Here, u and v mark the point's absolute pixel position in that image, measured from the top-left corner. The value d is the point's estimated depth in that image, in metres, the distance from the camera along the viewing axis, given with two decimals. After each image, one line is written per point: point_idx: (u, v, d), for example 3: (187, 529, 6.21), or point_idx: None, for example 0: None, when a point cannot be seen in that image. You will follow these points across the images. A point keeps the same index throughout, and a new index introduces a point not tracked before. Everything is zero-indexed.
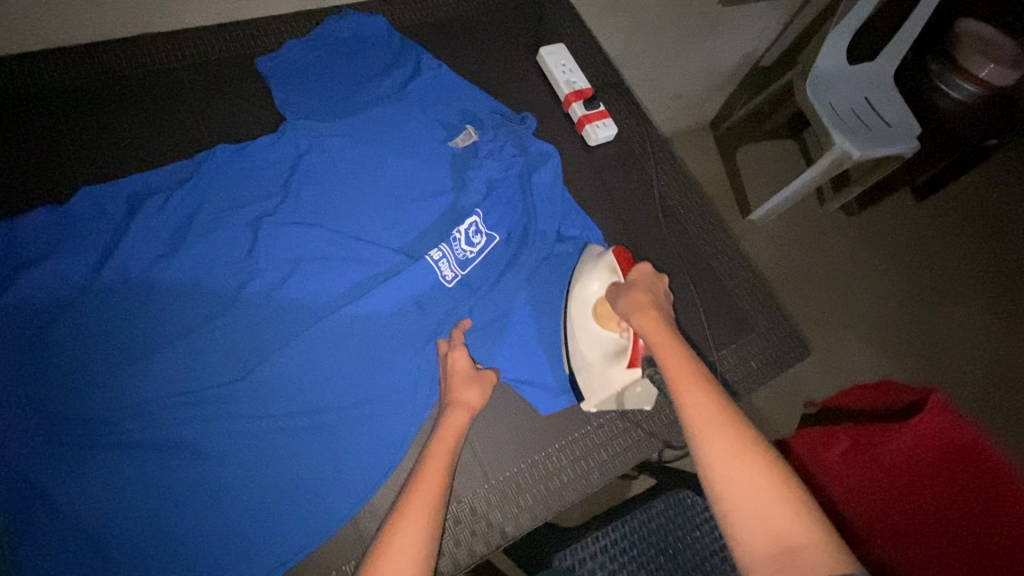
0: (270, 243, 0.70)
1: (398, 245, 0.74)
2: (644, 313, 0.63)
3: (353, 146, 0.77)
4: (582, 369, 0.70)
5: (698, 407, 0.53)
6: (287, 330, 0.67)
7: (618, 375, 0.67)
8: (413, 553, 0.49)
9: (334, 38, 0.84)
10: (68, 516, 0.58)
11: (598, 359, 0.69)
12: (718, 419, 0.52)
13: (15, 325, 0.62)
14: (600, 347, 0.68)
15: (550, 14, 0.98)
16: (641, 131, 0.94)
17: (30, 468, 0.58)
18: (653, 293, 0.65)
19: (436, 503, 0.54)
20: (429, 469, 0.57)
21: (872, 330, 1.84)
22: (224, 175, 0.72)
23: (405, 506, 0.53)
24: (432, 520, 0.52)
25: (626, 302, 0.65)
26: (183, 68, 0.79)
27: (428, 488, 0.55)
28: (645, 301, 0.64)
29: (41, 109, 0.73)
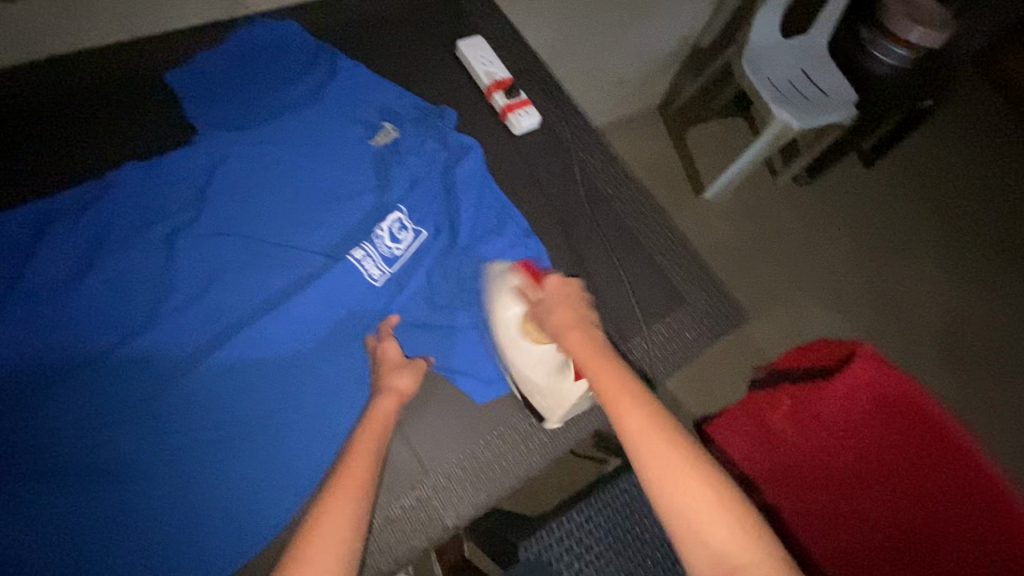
0: (187, 257, 0.70)
1: (320, 248, 0.75)
2: (567, 330, 0.65)
3: (270, 154, 0.77)
4: (535, 393, 0.70)
5: (617, 399, 0.58)
6: (212, 342, 0.68)
7: (568, 390, 0.69)
8: (337, 539, 0.52)
9: (248, 44, 0.83)
10: None
11: (544, 378, 0.69)
12: (635, 405, 0.57)
13: None
14: (543, 369, 0.69)
15: (468, 7, 0.98)
16: (566, 116, 0.95)
17: None
18: (568, 301, 0.68)
19: (361, 491, 0.57)
20: (355, 462, 0.59)
21: (829, 296, 1.88)
22: (134, 192, 0.71)
23: (328, 499, 0.55)
24: (355, 507, 0.55)
25: (550, 323, 0.66)
26: (90, 92, 0.76)
27: (353, 479, 0.57)
28: (565, 316, 0.66)
29: None
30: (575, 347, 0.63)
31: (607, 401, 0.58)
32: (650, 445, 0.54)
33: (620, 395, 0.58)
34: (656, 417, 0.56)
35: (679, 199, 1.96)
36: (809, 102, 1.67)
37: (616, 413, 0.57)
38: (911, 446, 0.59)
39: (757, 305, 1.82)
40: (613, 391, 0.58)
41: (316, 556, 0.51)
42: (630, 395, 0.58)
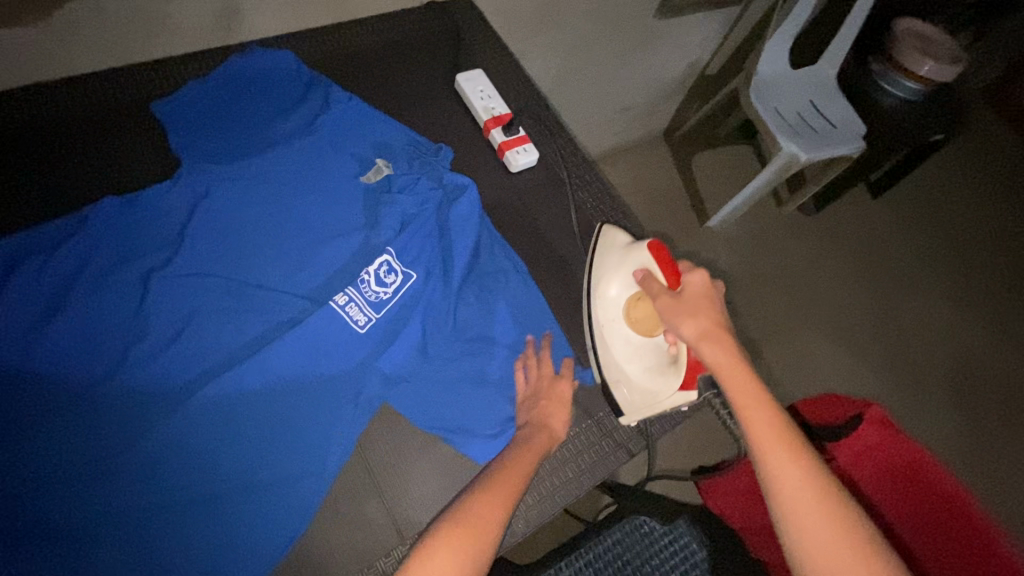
0: (163, 299, 0.67)
1: (304, 289, 0.73)
2: (703, 341, 0.64)
3: (256, 190, 0.75)
4: (621, 383, 0.74)
5: (770, 443, 0.59)
6: (184, 392, 0.65)
7: (665, 394, 0.71)
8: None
9: (240, 74, 0.81)
10: None
11: (637, 373, 0.73)
12: (790, 454, 0.58)
13: None
14: (641, 360, 0.73)
15: (468, 39, 0.96)
16: (565, 154, 0.92)
17: None
18: (710, 307, 0.67)
19: (481, 536, 0.59)
20: (483, 505, 0.61)
21: (835, 332, 1.83)
22: (111, 230, 0.68)
23: (439, 537, 0.58)
24: (486, 535, 0.59)
25: (684, 327, 0.65)
26: (72, 118, 0.73)
27: (475, 520, 0.60)
28: (703, 322, 0.65)
29: None
30: (717, 365, 0.63)
31: (755, 442, 0.60)
32: (803, 496, 0.56)
33: (773, 439, 0.59)
34: (814, 468, 0.57)
35: (683, 228, 1.92)
36: (817, 134, 1.65)
37: (768, 458, 0.58)
38: (931, 511, 0.59)
39: (759, 340, 1.77)
40: (765, 432, 0.60)
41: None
42: (785, 440, 0.59)
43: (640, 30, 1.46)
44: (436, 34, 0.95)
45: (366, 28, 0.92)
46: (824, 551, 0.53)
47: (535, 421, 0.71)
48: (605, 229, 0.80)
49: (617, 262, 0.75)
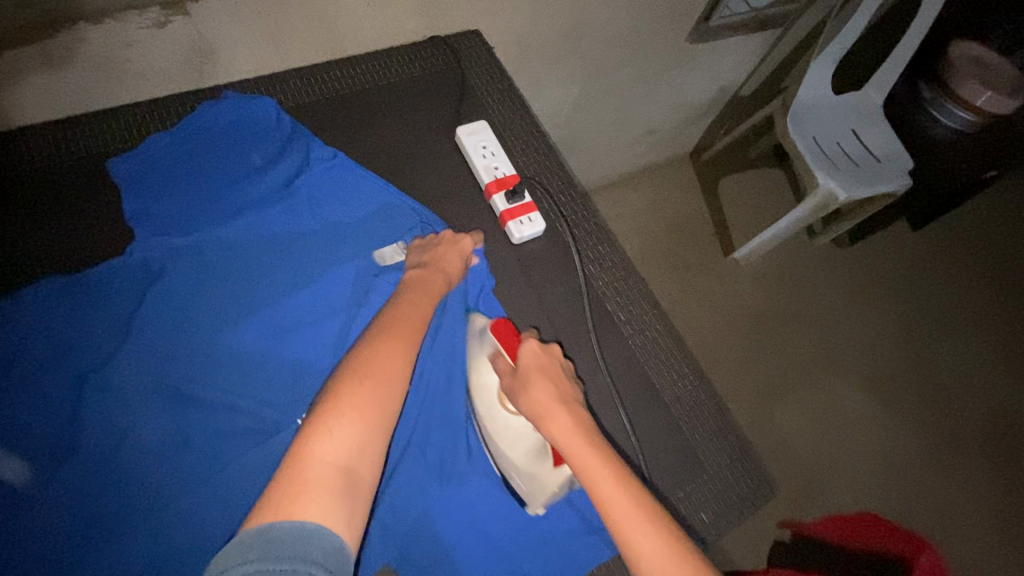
0: (101, 405, 0.58)
1: (272, 395, 0.63)
2: (547, 414, 0.59)
3: (222, 271, 0.66)
4: (513, 473, 0.64)
5: (625, 513, 0.52)
6: (110, 521, 0.55)
7: (548, 475, 0.63)
8: (393, 377, 0.53)
9: (211, 124, 0.71)
10: None
11: (522, 459, 0.63)
12: (644, 519, 0.51)
13: None
14: (522, 442, 0.63)
15: (474, 84, 0.86)
16: (576, 221, 0.80)
17: None
18: (546, 376, 0.62)
19: (410, 339, 0.58)
20: (405, 317, 0.60)
21: (863, 382, 1.64)
22: (52, 316, 0.60)
23: (381, 343, 0.56)
24: (390, 377, 0.53)
25: (527, 403, 0.60)
26: (18, 172, 0.65)
27: (407, 327, 0.59)
28: (544, 392, 0.60)
29: None
30: (562, 438, 0.57)
31: (609, 518, 0.52)
32: (661, 562, 0.49)
33: (629, 507, 0.52)
34: (660, 525, 0.51)
35: (705, 260, 1.74)
36: (860, 169, 1.46)
37: (621, 531, 0.51)
38: None
39: (782, 389, 1.59)
40: (620, 502, 0.52)
41: (375, 391, 0.51)
42: (638, 505, 0.52)
43: (672, 53, 1.32)
44: (437, 75, 0.85)
45: (358, 70, 0.81)
46: None
47: (429, 262, 0.68)
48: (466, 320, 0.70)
49: (476, 349, 0.67)
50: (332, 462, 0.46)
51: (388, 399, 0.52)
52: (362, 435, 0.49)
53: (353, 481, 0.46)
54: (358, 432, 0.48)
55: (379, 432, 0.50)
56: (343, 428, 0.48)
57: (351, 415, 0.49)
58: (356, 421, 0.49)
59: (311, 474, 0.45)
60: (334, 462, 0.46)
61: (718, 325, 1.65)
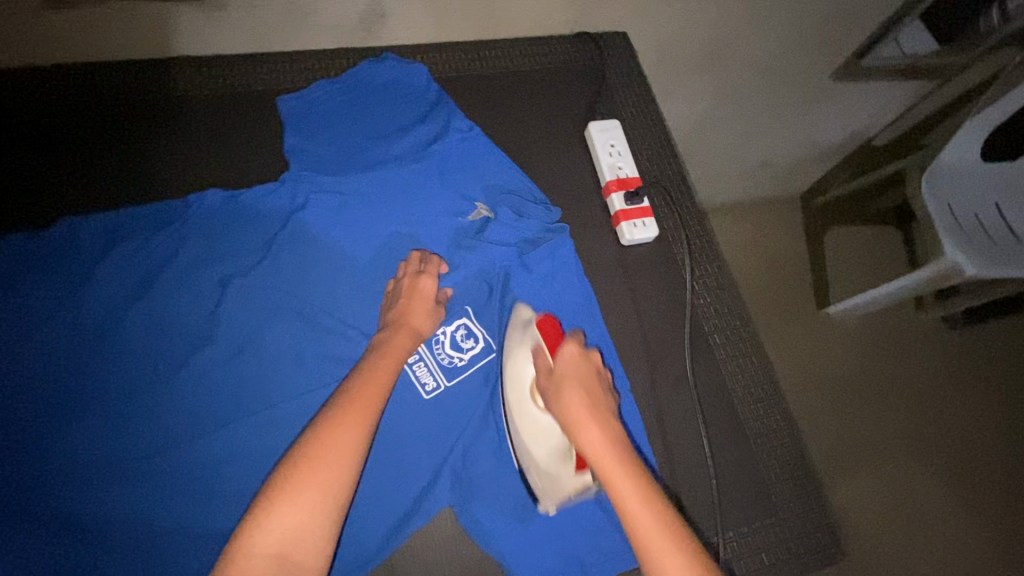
0: (234, 307, 0.66)
1: (372, 331, 0.68)
2: (580, 421, 0.55)
3: (353, 213, 0.71)
4: (531, 469, 0.61)
5: (651, 539, 0.49)
6: (228, 409, 0.63)
7: (567, 478, 0.60)
8: (338, 470, 0.50)
9: (368, 80, 0.78)
10: None
11: (544, 457, 0.60)
12: (676, 549, 0.48)
13: None
14: (545, 442, 0.60)
15: (611, 85, 0.87)
16: (688, 236, 0.80)
17: None
18: (585, 382, 0.58)
19: (369, 409, 0.55)
20: (366, 387, 0.57)
21: (946, 477, 1.45)
22: (210, 224, 0.68)
23: (333, 423, 0.52)
24: (338, 461, 0.50)
25: (559, 406, 0.57)
26: (203, 95, 0.74)
27: (364, 401, 0.55)
28: (578, 397, 0.57)
29: (56, 117, 0.69)
30: (594, 453, 0.54)
31: (636, 539, 0.49)
32: None
33: (657, 532, 0.49)
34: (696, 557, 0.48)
35: (797, 306, 1.61)
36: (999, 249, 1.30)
37: (646, 556, 0.48)
38: None
39: (852, 459, 1.44)
40: (647, 523, 0.49)
41: (320, 479, 0.49)
42: (666, 528, 0.49)
43: (808, 88, 1.27)
44: (577, 71, 0.87)
45: (505, 52, 0.85)
46: None
47: (394, 320, 0.64)
48: (513, 308, 0.69)
49: (515, 341, 0.65)
50: (262, 552, 0.46)
51: (333, 486, 0.50)
52: (298, 524, 0.47)
53: (289, 570, 0.46)
54: (294, 520, 0.47)
55: (321, 516, 0.48)
56: (279, 516, 0.47)
57: (288, 503, 0.48)
58: (291, 507, 0.48)
59: (242, 566, 0.45)
60: (267, 551, 0.46)
61: (793, 376, 1.54)
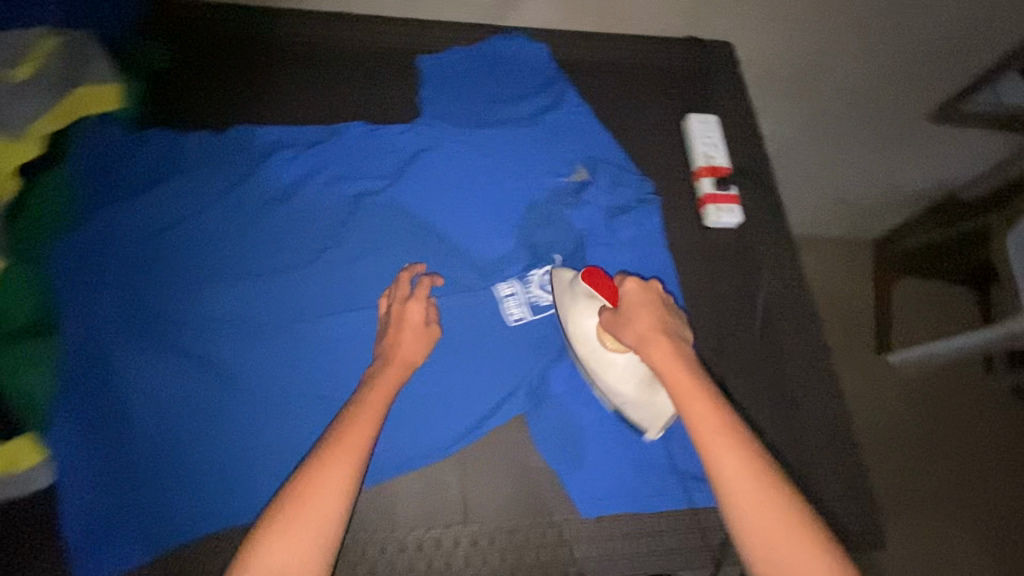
0: (363, 220, 0.75)
1: (474, 261, 0.75)
2: (650, 347, 0.61)
3: (471, 159, 0.80)
4: (626, 404, 0.66)
5: (711, 434, 0.56)
6: (351, 302, 0.70)
7: (659, 403, 0.65)
8: (327, 511, 0.52)
9: (496, 54, 0.88)
10: (114, 390, 0.61)
11: (631, 390, 0.65)
12: (733, 447, 0.55)
13: (148, 220, 0.69)
14: (631, 378, 0.65)
15: (711, 87, 0.94)
16: (768, 229, 0.84)
17: (100, 342, 0.62)
18: (651, 313, 0.63)
19: (358, 446, 0.55)
20: (358, 421, 0.57)
21: (995, 548, 1.38)
22: (353, 149, 0.78)
23: (320, 462, 0.54)
24: (325, 503, 0.52)
25: (630, 336, 0.62)
26: (355, 43, 0.84)
27: (351, 440, 0.55)
28: (648, 326, 0.62)
29: (231, 44, 0.80)
30: (662, 370, 0.60)
31: (698, 438, 0.56)
32: (743, 483, 0.53)
33: (713, 430, 0.56)
34: (753, 454, 0.55)
35: (856, 346, 1.59)
36: None
37: (707, 451, 0.55)
38: None
39: (894, 508, 1.39)
40: (706, 424, 0.56)
41: (306, 526, 0.51)
42: (725, 430, 0.56)
43: (897, 130, 1.28)
44: (681, 71, 0.94)
45: (617, 46, 0.93)
46: (769, 531, 0.52)
47: (385, 349, 0.64)
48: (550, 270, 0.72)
49: (569, 293, 0.68)
50: None
51: (321, 526, 0.52)
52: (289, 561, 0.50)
53: None
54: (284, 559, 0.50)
55: (313, 554, 0.51)
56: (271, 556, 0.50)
57: (277, 545, 0.50)
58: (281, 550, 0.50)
59: None
60: None
61: None
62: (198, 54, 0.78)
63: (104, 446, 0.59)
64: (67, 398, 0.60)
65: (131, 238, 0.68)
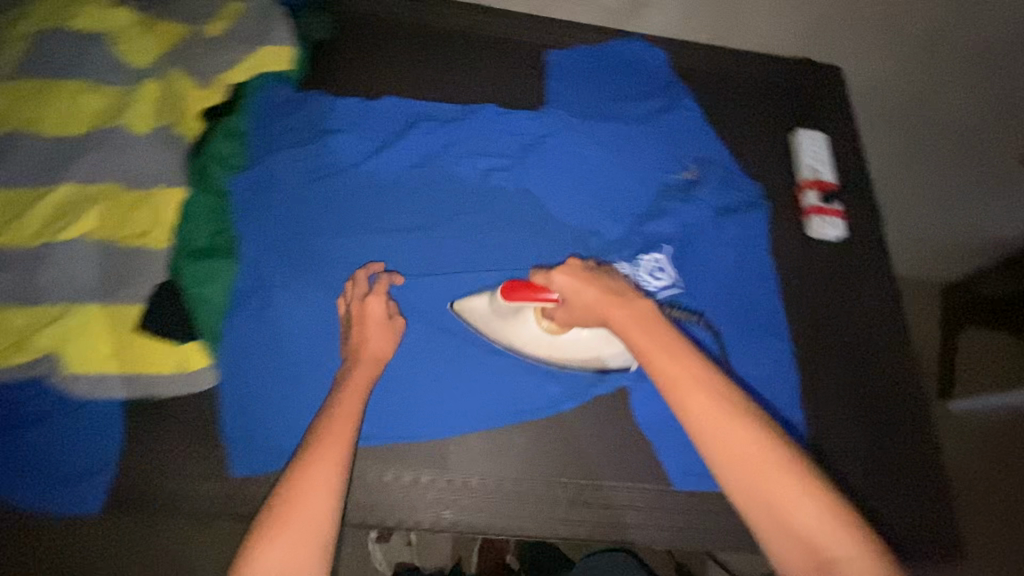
0: (490, 191, 0.80)
1: (587, 241, 0.79)
2: (607, 316, 0.59)
3: (590, 148, 0.85)
4: (605, 358, 0.71)
5: (684, 387, 0.53)
6: (475, 265, 0.76)
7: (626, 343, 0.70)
8: (320, 509, 0.51)
9: (617, 55, 0.94)
10: (269, 314, 0.68)
11: (599, 343, 0.70)
12: (707, 396, 0.53)
13: (306, 169, 0.76)
14: (592, 338, 0.69)
15: (819, 106, 0.97)
16: (867, 245, 0.87)
17: (260, 271, 0.69)
18: (594, 283, 0.60)
19: (337, 444, 0.55)
20: (335, 421, 0.57)
21: None
22: (485, 128, 0.84)
23: (306, 463, 0.53)
24: (314, 499, 0.51)
25: (582, 316, 0.61)
26: (491, 33, 0.91)
27: (329, 440, 0.55)
28: (596, 299, 0.59)
29: (384, 24, 0.88)
30: (625, 331, 0.57)
31: (672, 394, 0.54)
32: (726, 436, 0.51)
33: (683, 381, 0.53)
34: (727, 399, 0.53)
35: None
36: None
37: (681, 404, 0.53)
38: None
39: None
40: (676, 377, 0.53)
41: (298, 526, 0.50)
42: (695, 379, 0.53)
43: (1005, 167, 1.20)
44: (790, 88, 0.98)
45: (729, 60, 0.98)
46: (756, 479, 0.50)
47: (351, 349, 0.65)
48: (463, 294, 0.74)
49: (504, 311, 0.69)
50: None
51: (313, 522, 0.51)
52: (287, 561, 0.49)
53: None
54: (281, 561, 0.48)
55: (309, 551, 0.50)
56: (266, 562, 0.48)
57: (272, 548, 0.49)
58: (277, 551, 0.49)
59: None
60: None
61: None
62: (356, 29, 0.87)
63: (259, 361, 0.66)
64: (234, 316, 0.67)
65: (290, 182, 0.75)
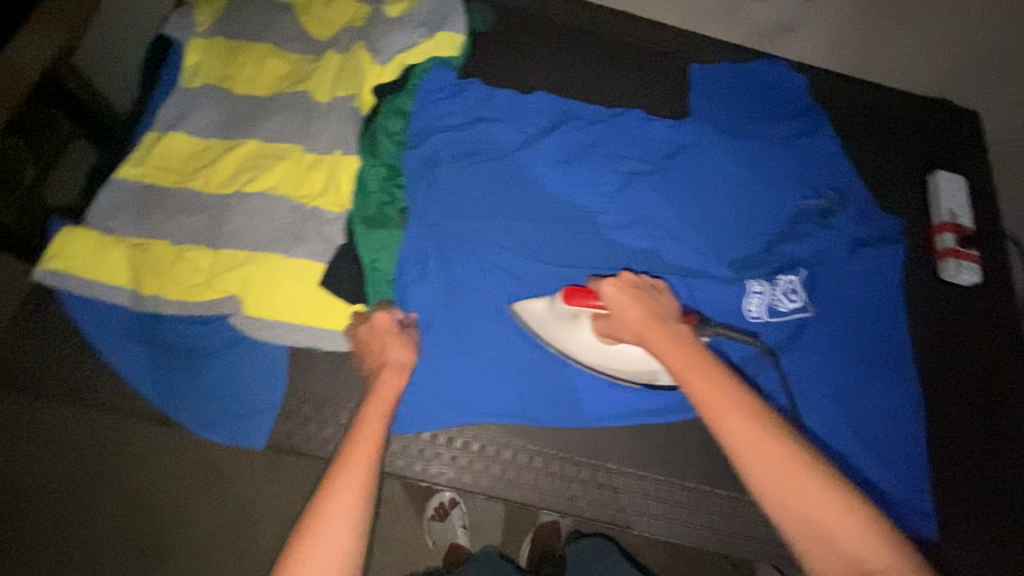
0: (630, 194, 0.82)
1: (721, 254, 0.81)
2: (647, 334, 0.59)
3: (730, 163, 0.86)
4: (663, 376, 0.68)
5: (715, 402, 0.53)
6: (612, 263, 0.78)
7: None
8: (348, 527, 0.51)
9: (761, 74, 0.94)
10: (420, 287, 0.71)
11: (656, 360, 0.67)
12: (738, 411, 0.52)
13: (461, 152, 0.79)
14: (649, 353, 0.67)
15: (959, 150, 0.96)
16: (999, 295, 0.85)
17: (414, 244, 0.73)
18: (639, 301, 0.62)
19: (363, 465, 0.55)
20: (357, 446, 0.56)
21: None
22: (630, 131, 0.85)
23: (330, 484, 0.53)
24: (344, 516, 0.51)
25: (630, 327, 0.61)
26: (641, 42, 0.94)
27: (348, 465, 0.55)
28: (639, 317, 0.61)
29: (544, 24, 0.93)
30: (662, 352, 0.58)
31: (704, 410, 0.54)
32: (758, 451, 0.50)
33: (714, 395, 0.54)
34: (758, 416, 0.52)
35: None
36: None
37: (715, 419, 0.53)
38: None
39: None
40: (706, 393, 0.54)
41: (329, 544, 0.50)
42: (726, 395, 0.53)
43: None
44: (930, 127, 0.97)
45: (871, 93, 0.98)
46: (794, 497, 0.49)
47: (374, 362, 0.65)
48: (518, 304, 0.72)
49: (557, 322, 0.69)
50: None
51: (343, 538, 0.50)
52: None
53: None
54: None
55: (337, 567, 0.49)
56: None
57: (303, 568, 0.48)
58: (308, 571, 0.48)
59: None
60: None
61: None
62: (518, 26, 0.91)
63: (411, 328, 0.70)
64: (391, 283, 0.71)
65: (444, 163, 0.77)
